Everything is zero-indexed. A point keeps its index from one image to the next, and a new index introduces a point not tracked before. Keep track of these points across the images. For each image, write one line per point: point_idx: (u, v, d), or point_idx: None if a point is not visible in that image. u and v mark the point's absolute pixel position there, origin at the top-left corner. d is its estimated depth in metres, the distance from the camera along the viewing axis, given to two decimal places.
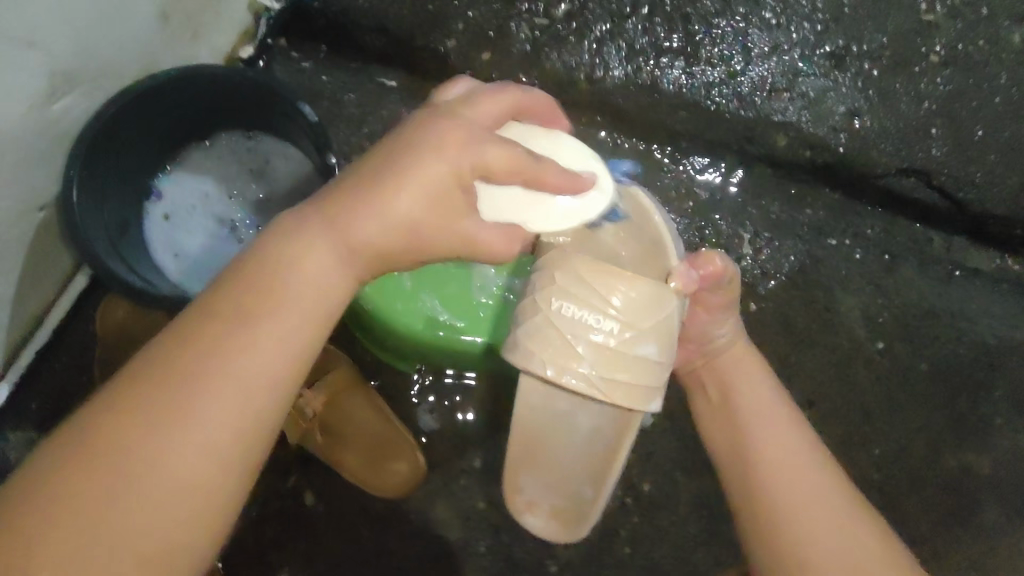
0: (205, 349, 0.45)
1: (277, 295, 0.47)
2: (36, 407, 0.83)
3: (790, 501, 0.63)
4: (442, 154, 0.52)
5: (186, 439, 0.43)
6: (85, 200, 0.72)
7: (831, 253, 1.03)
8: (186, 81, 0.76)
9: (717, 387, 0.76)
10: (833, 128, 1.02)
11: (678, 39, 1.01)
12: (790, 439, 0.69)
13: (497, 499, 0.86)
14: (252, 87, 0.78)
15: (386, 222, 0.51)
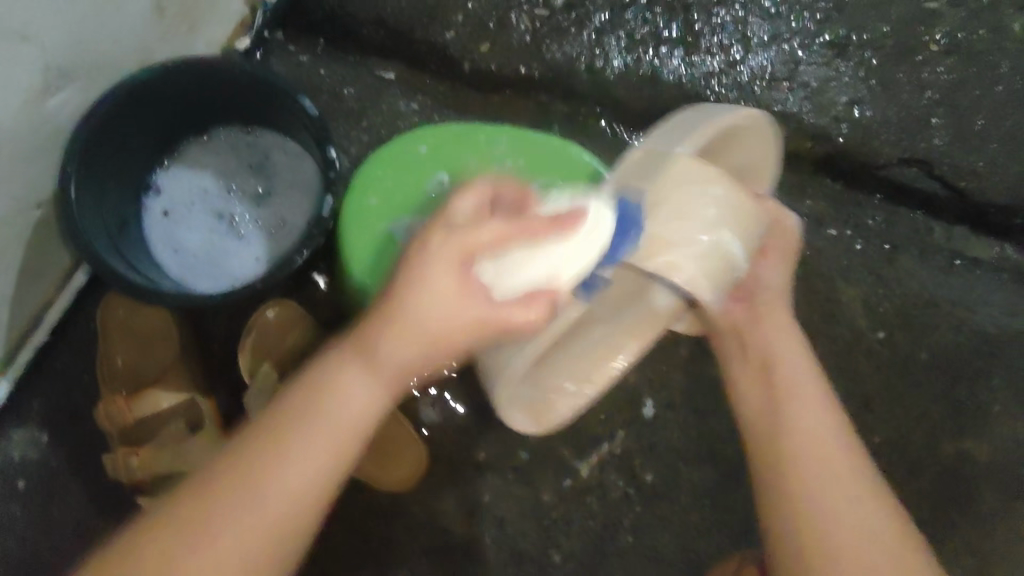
0: (268, 455, 0.55)
1: (321, 424, 0.57)
2: (36, 404, 0.82)
3: (815, 474, 0.65)
4: (457, 270, 0.57)
5: (239, 532, 0.53)
6: (83, 196, 0.71)
7: (832, 243, 1.03)
8: (182, 75, 0.75)
9: (761, 352, 0.75)
10: (835, 117, 1.02)
11: (679, 29, 1.01)
12: (826, 417, 0.70)
13: (501, 492, 0.87)
14: (250, 80, 0.77)
15: (415, 343, 0.58)
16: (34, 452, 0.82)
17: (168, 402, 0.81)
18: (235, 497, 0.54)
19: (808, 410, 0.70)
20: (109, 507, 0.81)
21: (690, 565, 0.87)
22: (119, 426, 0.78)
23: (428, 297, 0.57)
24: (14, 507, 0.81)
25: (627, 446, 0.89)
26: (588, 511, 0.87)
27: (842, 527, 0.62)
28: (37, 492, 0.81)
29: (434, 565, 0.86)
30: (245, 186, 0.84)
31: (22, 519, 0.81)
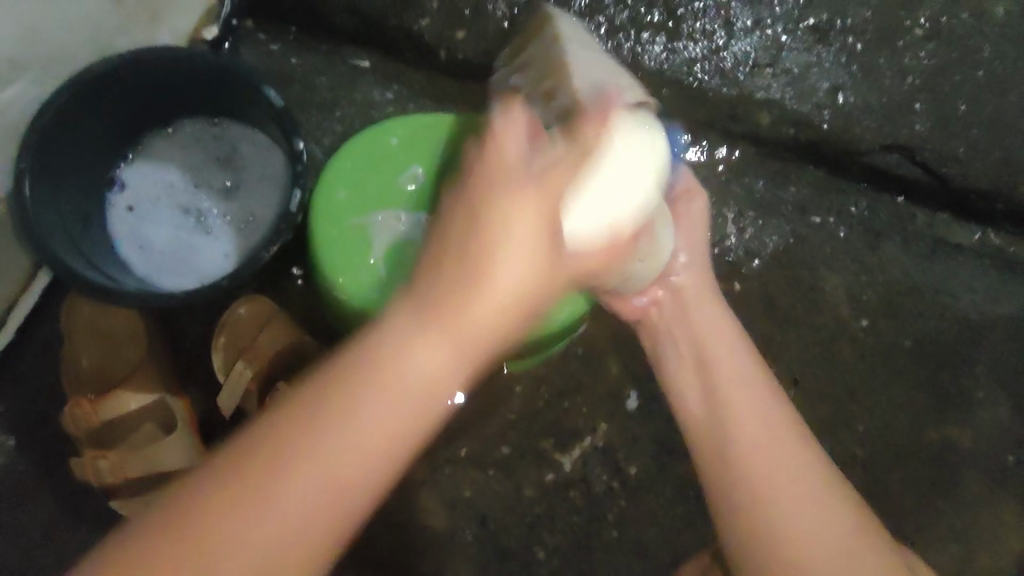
0: (348, 394, 0.51)
1: (381, 389, 0.52)
2: (1, 409, 0.79)
3: (769, 491, 0.62)
4: (525, 183, 0.56)
5: (311, 474, 0.50)
6: (38, 193, 0.68)
7: (815, 231, 1.02)
8: (144, 66, 0.73)
9: (689, 332, 0.76)
10: (816, 104, 1.02)
11: (661, 15, 1.01)
12: (769, 421, 0.67)
13: (484, 487, 0.85)
14: (216, 71, 0.75)
15: (494, 297, 0.54)
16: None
17: (135, 404, 0.77)
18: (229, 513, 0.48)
19: (761, 405, 0.68)
20: (79, 512, 0.79)
21: (675, 558, 0.87)
22: (84, 431, 0.76)
23: (500, 274, 0.54)
24: None
25: (610, 438, 0.88)
26: (571, 505, 0.86)
27: (787, 502, 0.61)
28: (3, 499, 0.79)
29: (417, 563, 0.84)
30: (214, 179, 0.82)
31: None
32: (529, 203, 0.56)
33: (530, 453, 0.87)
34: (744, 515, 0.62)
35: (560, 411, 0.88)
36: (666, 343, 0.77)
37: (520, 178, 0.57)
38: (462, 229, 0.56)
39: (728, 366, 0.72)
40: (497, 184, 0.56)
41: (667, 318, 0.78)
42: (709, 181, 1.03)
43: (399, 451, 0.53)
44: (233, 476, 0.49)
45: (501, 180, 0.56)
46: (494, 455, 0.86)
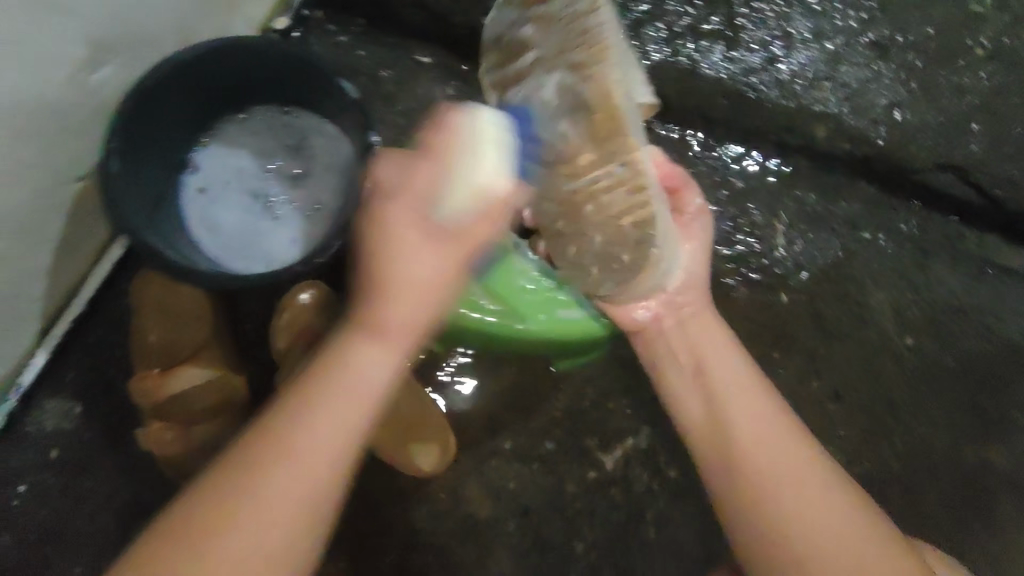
0: (266, 448, 0.52)
1: (329, 411, 0.54)
2: (70, 376, 0.83)
3: (782, 497, 0.64)
4: (410, 257, 0.53)
5: (252, 510, 0.51)
6: (122, 172, 0.70)
7: (863, 246, 1.02)
8: (226, 54, 0.74)
9: (688, 350, 0.75)
10: (873, 119, 1.03)
11: (722, 23, 1.04)
12: (774, 424, 0.68)
13: (528, 480, 0.87)
14: (295, 64, 0.76)
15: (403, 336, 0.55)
16: (65, 423, 0.82)
17: (192, 383, 0.78)
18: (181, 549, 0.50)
19: (755, 414, 0.69)
20: (140, 481, 0.82)
21: (710, 561, 0.88)
22: (150, 405, 0.78)
23: (395, 310, 0.54)
24: (46, 477, 0.82)
25: (652, 440, 0.89)
26: (611, 503, 0.88)
27: (801, 509, 0.63)
28: (67, 464, 0.82)
29: (458, 551, 0.86)
30: (285, 168, 0.84)
31: (54, 487, 0.81)
32: (428, 258, 0.54)
33: (574, 449, 0.88)
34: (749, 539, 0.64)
35: (605, 410, 0.89)
36: (664, 353, 0.77)
37: (397, 209, 0.54)
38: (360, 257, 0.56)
39: (727, 382, 0.72)
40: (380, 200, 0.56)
41: (675, 346, 0.76)
42: (759, 192, 1.04)
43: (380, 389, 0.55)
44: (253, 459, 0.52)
45: (388, 198, 0.55)
46: (539, 450, 0.88)
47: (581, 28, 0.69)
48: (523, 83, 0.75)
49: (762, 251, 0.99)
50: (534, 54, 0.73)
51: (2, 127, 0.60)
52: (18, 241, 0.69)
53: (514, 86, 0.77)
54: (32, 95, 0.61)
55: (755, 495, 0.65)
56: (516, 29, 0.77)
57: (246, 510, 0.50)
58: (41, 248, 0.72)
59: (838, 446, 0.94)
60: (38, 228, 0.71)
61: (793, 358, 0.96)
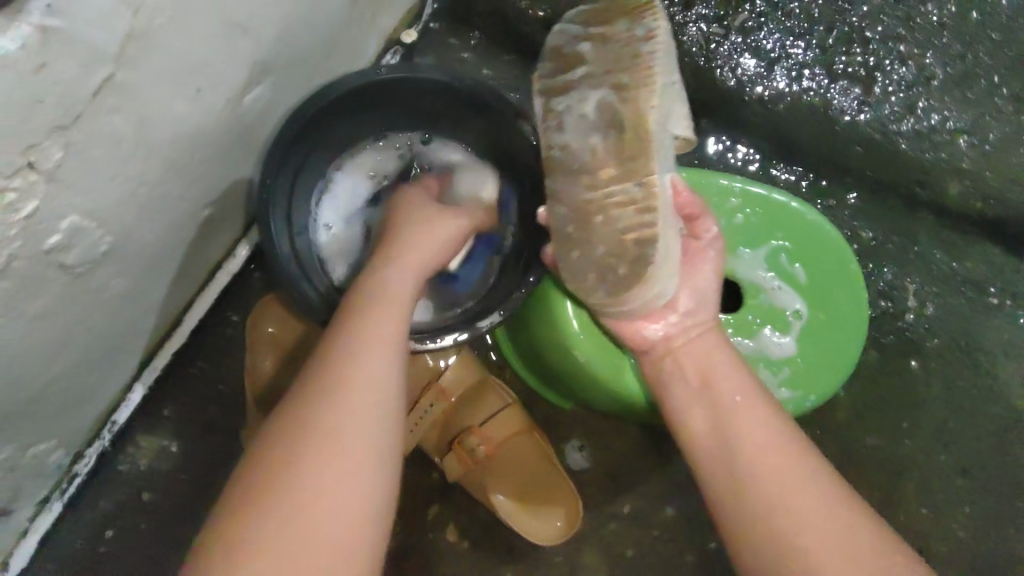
0: (340, 380, 0.50)
1: (354, 370, 0.51)
2: (166, 412, 0.76)
3: (786, 505, 0.53)
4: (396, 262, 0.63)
5: (343, 444, 0.47)
6: (277, 213, 0.65)
7: (995, 312, 0.97)
8: (389, 83, 0.69)
9: (697, 370, 0.64)
10: (1014, 179, 0.97)
11: (858, 63, 0.97)
12: (776, 433, 0.58)
13: (647, 548, 0.82)
14: (469, 105, 0.72)
15: (390, 309, 0.57)
16: (161, 464, 0.76)
17: None
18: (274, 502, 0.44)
19: (756, 421, 0.59)
20: None
21: None
22: None
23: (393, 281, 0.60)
24: (136, 521, 0.75)
25: None
26: None
27: (807, 517, 0.51)
28: (161, 509, 0.75)
29: None
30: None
31: (143, 534, 0.75)
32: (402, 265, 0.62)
33: (696, 519, 0.83)
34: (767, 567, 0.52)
35: None
36: (674, 375, 0.65)
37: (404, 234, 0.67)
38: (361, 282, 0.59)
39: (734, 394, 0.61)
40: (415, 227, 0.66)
41: (682, 360, 0.66)
42: (888, 248, 0.98)
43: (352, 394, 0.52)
44: (310, 409, 0.48)
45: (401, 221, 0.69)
46: (659, 517, 0.83)
47: (634, 52, 0.62)
48: (566, 96, 0.65)
49: (895, 312, 0.94)
50: (584, 70, 0.64)
51: (158, 157, 0.54)
52: (146, 275, 0.63)
53: (558, 96, 0.65)
54: (192, 122, 0.55)
55: (767, 514, 0.53)
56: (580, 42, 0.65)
57: (305, 482, 0.45)
58: (160, 280, 0.66)
59: (965, 527, 0.89)
60: (163, 259, 0.64)
61: (920, 430, 0.91)
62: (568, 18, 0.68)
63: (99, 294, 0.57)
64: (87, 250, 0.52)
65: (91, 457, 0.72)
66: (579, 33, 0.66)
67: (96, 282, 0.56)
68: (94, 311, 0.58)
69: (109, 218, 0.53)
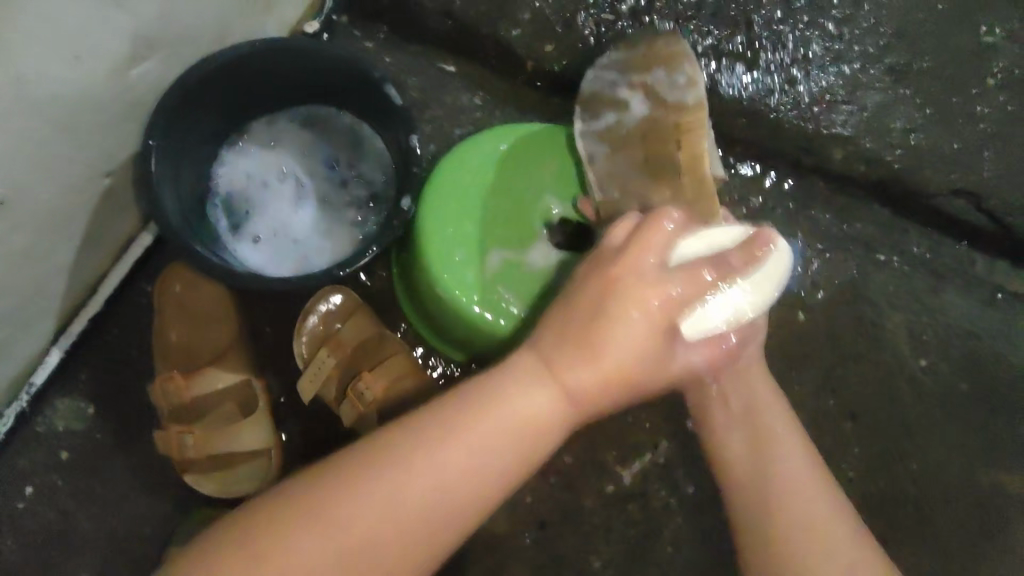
0: (427, 437, 0.55)
1: (421, 455, 0.54)
2: (83, 376, 0.82)
3: (794, 528, 0.65)
4: (512, 401, 0.57)
5: (376, 502, 0.52)
6: (161, 170, 0.69)
7: (878, 267, 1.03)
8: (270, 59, 0.73)
9: (741, 399, 0.73)
10: (890, 143, 1.04)
11: (741, 43, 1.05)
12: (807, 472, 0.69)
13: (545, 493, 0.87)
14: (336, 65, 0.74)
15: (490, 427, 0.56)
16: (78, 424, 0.81)
17: (222, 383, 0.80)
18: (307, 531, 0.51)
19: (795, 459, 0.70)
20: (153, 484, 0.81)
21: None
22: (173, 405, 0.78)
23: (534, 394, 0.58)
24: (55, 478, 0.80)
25: (669, 454, 0.89)
26: (628, 519, 0.87)
27: (805, 540, 0.64)
28: (78, 466, 0.81)
29: (471, 561, 0.85)
30: (331, 173, 0.84)
31: (62, 490, 0.80)
32: (536, 401, 0.58)
33: (592, 464, 0.88)
34: (769, 566, 0.65)
35: (625, 424, 0.89)
36: (716, 397, 0.73)
37: (638, 283, 0.60)
38: (604, 283, 0.60)
39: (780, 427, 0.72)
40: (636, 299, 0.59)
41: (726, 390, 0.74)
42: (777, 212, 1.06)
43: (510, 476, 0.57)
44: (381, 451, 0.55)
45: (629, 272, 0.60)
46: (557, 464, 0.88)
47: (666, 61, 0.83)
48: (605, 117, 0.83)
49: (780, 269, 1.00)
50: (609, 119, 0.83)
51: (41, 116, 0.60)
52: (47, 233, 0.68)
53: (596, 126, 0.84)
54: (72, 87, 0.61)
55: (780, 527, 0.65)
56: (615, 88, 0.84)
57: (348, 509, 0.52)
58: (65, 243, 0.72)
59: (853, 463, 0.95)
60: (64, 223, 0.70)
61: (808, 376, 0.96)
62: (601, 67, 0.85)
63: None
64: None
65: (10, 417, 0.78)
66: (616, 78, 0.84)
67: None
68: None
69: None
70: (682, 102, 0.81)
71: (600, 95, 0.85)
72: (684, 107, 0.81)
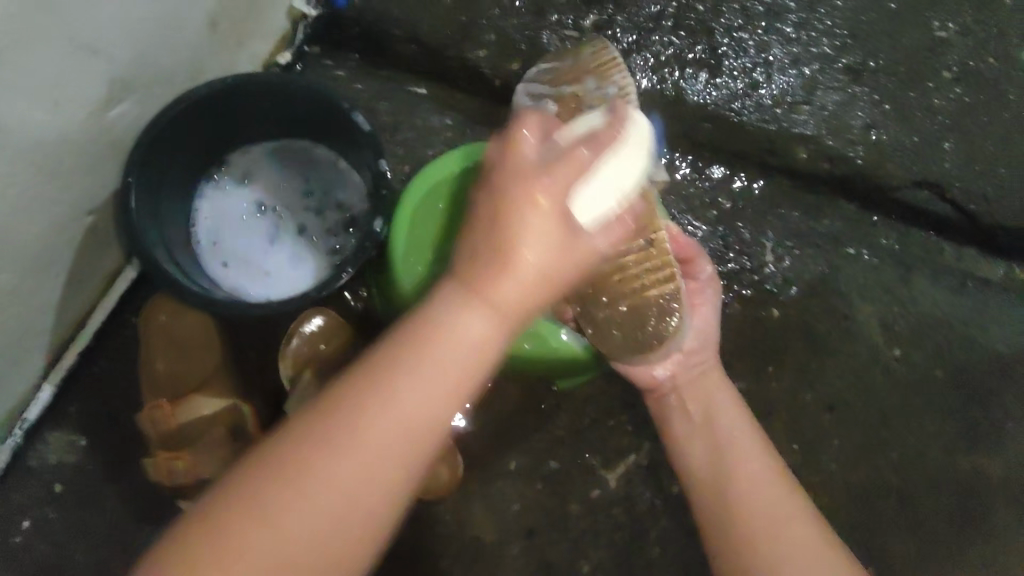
0: (352, 412, 0.53)
1: (342, 431, 0.53)
2: (74, 410, 0.84)
3: (760, 529, 0.68)
4: (455, 331, 0.56)
5: (321, 485, 0.52)
6: (141, 205, 0.72)
7: (849, 261, 1.06)
8: (241, 95, 0.76)
9: (698, 408, 0.79)
10: (850, 140, 1.08)
11: (703, 51, 1.08)
12: (764, 469, 0.73)
13: (533, 501, 0.89)
14: (307, 98, 0.77)
15: (406, 414, 0.54)
16: (71, 457, 0.83)
17: (209, 408, 0.81)
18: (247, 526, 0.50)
19: (752, 458, 0.74)
20: (147, 512, 0.83)
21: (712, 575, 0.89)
22: (162, 433, 0.79)
23: (469, 324, 0.57)
24: (50, 512, 0.82)
25: (653, 456, 0.90)
26: (614, 521, 0.89)
27: (772, 537, 0.67)
28: (72, 498, 0.82)
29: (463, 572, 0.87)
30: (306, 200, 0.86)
31: (58, 523, 0.82)
32: (472, 325, 0.57)
33: (577, 469, 0.90)
34: (736, 566, 0.67)
35: (606, 429, 0.91)
36: (674, 410, 0.80)
37: (537, 179, 0.59)
38: (495, 214, 0.59)
39: (734, 430, 0.77)
40: (529, 182, 0.58)
41: (684, 401, 0.80)
42: (746, 212, 1.07)
43: (449, 416, 0.56)
44: (293, 448, 0.52)
45: (517, 181, 0.58)
46: (543, 470, 0.89)
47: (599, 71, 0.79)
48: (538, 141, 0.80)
49: (751, 268, 1.02)
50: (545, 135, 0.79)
51: (22, 161, 0.63)
52: (32, 273, 0.71)
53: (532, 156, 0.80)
54: (51, 132, 0.64)
55: (745, 524, 0.68)
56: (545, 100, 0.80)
57: (313, 478, 0.52)
58: (50, 281, 0.74)
59: (834, 456, 0.97)
60: (49, 262, 0.72)
61: (785, 373, 0.98)
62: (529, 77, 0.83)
63: None
64: None
65: (4, 451, 0.80)
66: (545, 90, 0.80)
67: None
68: None
69: None
70: (618, 97, 0.75)
71: (530, 111, 0.80)
72: (626, 100, 0.74)
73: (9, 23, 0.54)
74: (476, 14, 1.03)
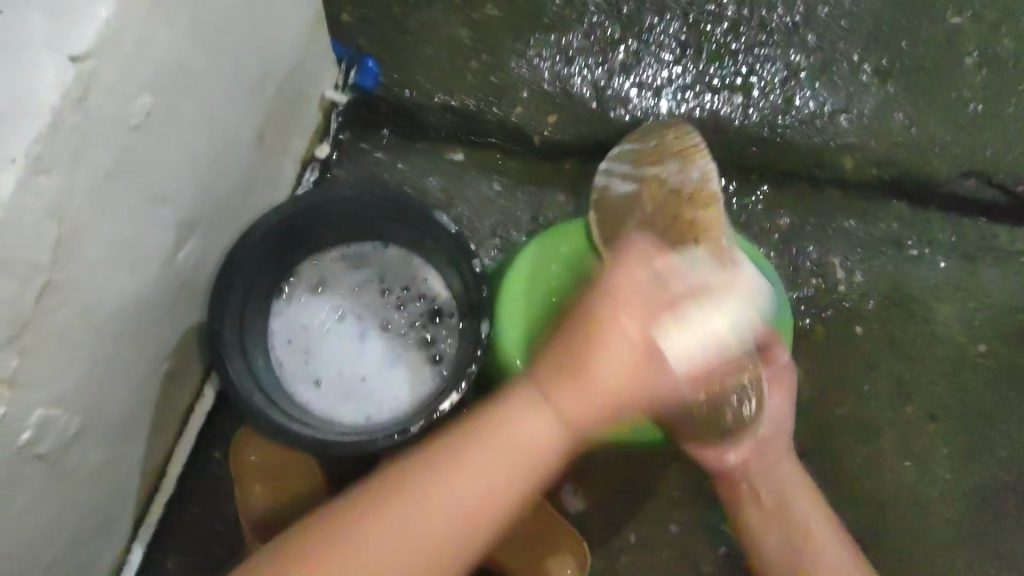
0: (394, 496, 0.55)
1: (408, 510, 0.55)
2: (171, 564, 0.79)
3: None
4: (521, 434, 0.56)
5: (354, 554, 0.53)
6: (228, 348, 0.70)
7: (916, 264, 1.04)
8: (310, 213, 0.74)
9: (773, 491, 0.76)
10: (894, 141, 1.04)
11: (734, 74, 1.04)
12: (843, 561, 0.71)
13: (661, 570, 0.86)
14: (378, 202, 0.75)
15: (467, 501, 0.55)
16: None
17: None
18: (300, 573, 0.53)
19: (832, 553, 0.71)
20: None
21: None
22: None
23: (534, 441, 0.56)
24: None
25: None
26: None
27: None
28: None
29: None
30: (386, 303, 0.82)
31: None
32: (543, 430, 0.56)
33: (700, 531, 0.86)
34: None
35: None
36: (748, 493, 0.76)
37: (636, 299, 0.56)
38: (585, 343, 0.56)
39: (807, 518, 0.74)
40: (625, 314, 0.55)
41: (757, 484, 0.76)
42: (805, 230, 1.04)
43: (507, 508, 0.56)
44: (358, 509, 0.55)
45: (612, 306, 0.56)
46: (666, 537, 0.86)
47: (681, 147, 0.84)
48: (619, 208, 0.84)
49: (827, 288, 1.01)
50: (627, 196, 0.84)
51: (108, 333, 0.57)
52: (119, 441, 0.65)
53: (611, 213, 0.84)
54: (131, 294, 0.59)
55: None
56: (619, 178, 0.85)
57: (381, 531, 0.54)
58: (135, 442, 0.69)
59: (946, 467, 0.97)
60: (132, 425, 0.67)
61: (881, 392, 0.98)
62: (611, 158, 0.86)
63: (77, 470, 0.60)
64: (59, 433, 0.55)
65: None
66: (628, 171, 0.85)
67: (73, 463, 0.59)
68: (75, 487, 0.60)
69: (74, 398, 0.56)
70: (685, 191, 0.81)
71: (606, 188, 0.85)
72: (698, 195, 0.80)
73: (87, 199, 0.50)
74: (506, 73, 0.99)
